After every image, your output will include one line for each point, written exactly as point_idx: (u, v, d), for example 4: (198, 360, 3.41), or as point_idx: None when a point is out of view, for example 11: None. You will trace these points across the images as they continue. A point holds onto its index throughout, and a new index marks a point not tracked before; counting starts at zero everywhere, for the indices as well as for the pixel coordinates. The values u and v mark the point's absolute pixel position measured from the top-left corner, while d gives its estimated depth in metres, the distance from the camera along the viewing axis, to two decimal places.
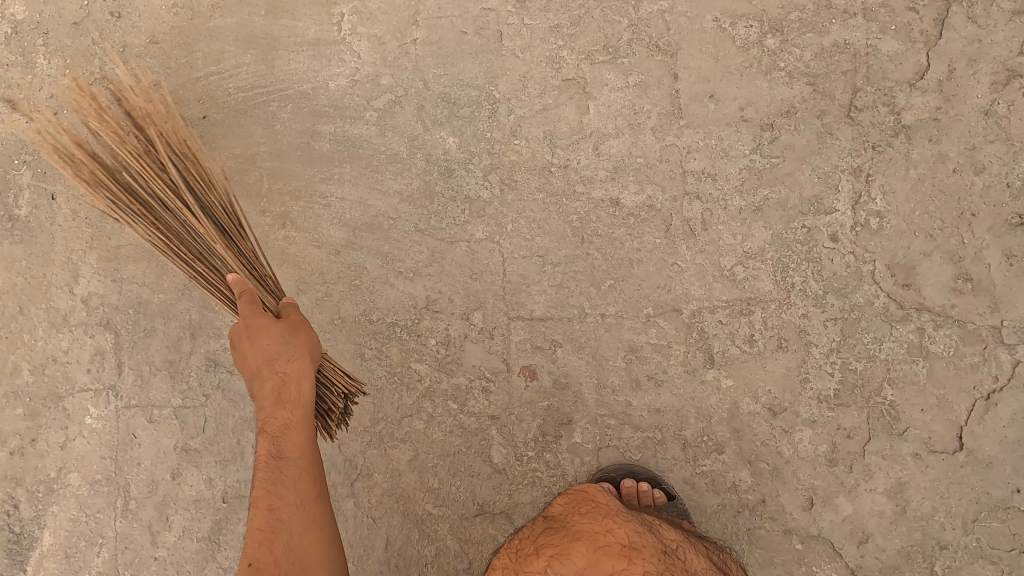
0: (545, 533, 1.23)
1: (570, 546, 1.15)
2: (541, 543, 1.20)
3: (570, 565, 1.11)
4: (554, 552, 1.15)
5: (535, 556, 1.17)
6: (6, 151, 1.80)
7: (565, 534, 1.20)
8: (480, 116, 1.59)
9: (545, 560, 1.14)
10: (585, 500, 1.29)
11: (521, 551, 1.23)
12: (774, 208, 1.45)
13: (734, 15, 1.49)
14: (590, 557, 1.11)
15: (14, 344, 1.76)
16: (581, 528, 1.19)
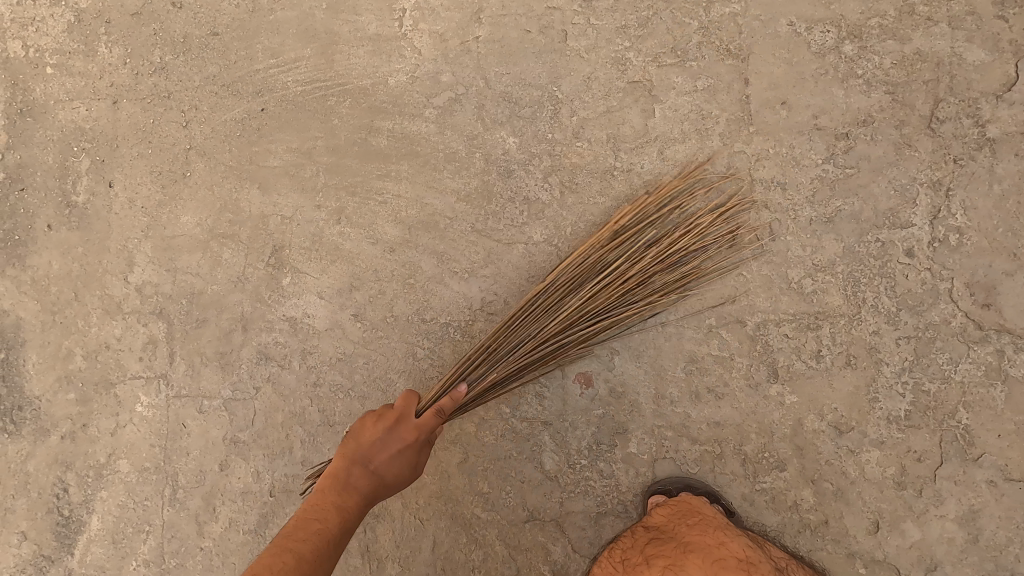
0: (652, 543, 1.24)
1: (683, 556, 1.16)
2: (649, 551, 1.22)
3: None
4: (666, 563, 1.16)
5: (644, 566, 1.19)
6: (67, 139, 1.82)
7: (675, 545, 1.20)
8: (542, 117, 1.57)
9: (657, 570, 1.15)
10: (691, 511, 1.28)
11: (627, 559, 1.25)
12: (847, 220, 1.40)
13: (810, 20, 1.45)
14: (707, 572, 1.11)
15: (68, 329, 1.78)
16: (691, 540, 1.19)
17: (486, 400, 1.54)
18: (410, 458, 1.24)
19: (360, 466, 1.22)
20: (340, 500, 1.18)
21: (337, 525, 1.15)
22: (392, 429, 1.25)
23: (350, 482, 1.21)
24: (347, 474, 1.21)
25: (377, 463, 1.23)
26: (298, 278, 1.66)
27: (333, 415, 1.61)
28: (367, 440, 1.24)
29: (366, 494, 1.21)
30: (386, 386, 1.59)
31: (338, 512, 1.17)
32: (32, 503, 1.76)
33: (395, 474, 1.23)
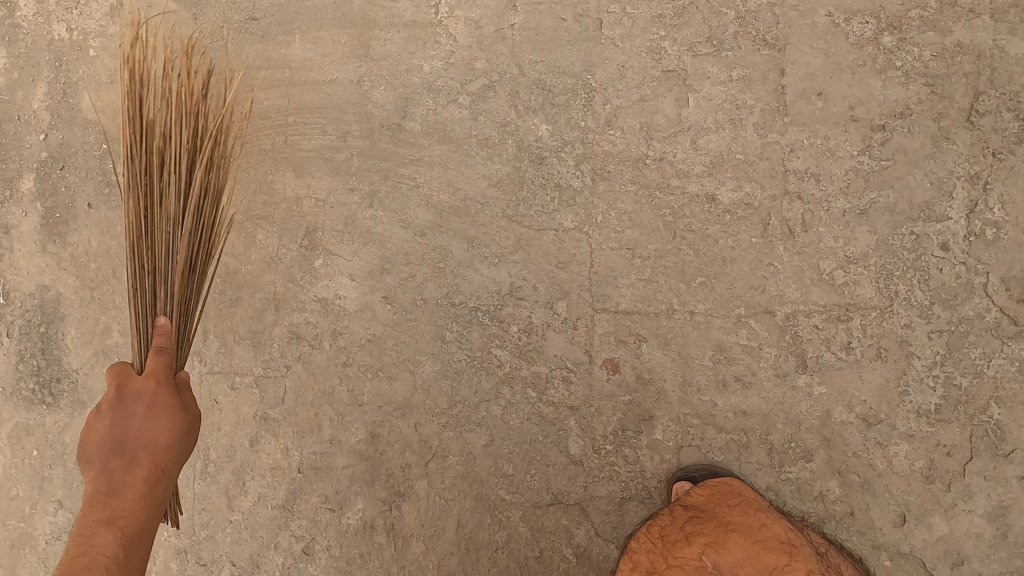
0: (694, 521, 1.34)
1: (724, 536, 1.31)
2: (691, 529, 1.33)
3: (729, 556, 1.29)
4: (707, 540, 1.31)
5: (687, 543, 1.32)
6: (108, 120, 1.87)
7: (716, 525, 1.33)
8: (575, 104, 1.58)
9: (700, 548, 1.31)
10: (731, 493, 1.36)
11: (666, 536, 1.35)
12: (881, 213, 1.41)
13: (849, 11, 1.45)
14: (748, 551, 1.28)
15: (107, 305, 1.84)
16: (732, 521, 1.32)
17: (513, 384, 1.55)
18: (167, 410, 1.22)
19: (124, 431, 1.20)
20: (111, 513, 1.13)
21: (116, 537, 1.11)
22: (122, 398, 1.22)
23: (117, 478, 1.17)
24: (120, 465, 1.17)
25: (131, 438, 1.19)
26: (331, 260, 1.69)
27: (361, 395, 1.64)
28: (104, 431, 1.19)
29: (141, 490, 1.18)
30: (414, 367, 1.61)
31: (115, 523, 1.12)
32: (69, 472, 1.82)
33: (162, 436, 1.20)
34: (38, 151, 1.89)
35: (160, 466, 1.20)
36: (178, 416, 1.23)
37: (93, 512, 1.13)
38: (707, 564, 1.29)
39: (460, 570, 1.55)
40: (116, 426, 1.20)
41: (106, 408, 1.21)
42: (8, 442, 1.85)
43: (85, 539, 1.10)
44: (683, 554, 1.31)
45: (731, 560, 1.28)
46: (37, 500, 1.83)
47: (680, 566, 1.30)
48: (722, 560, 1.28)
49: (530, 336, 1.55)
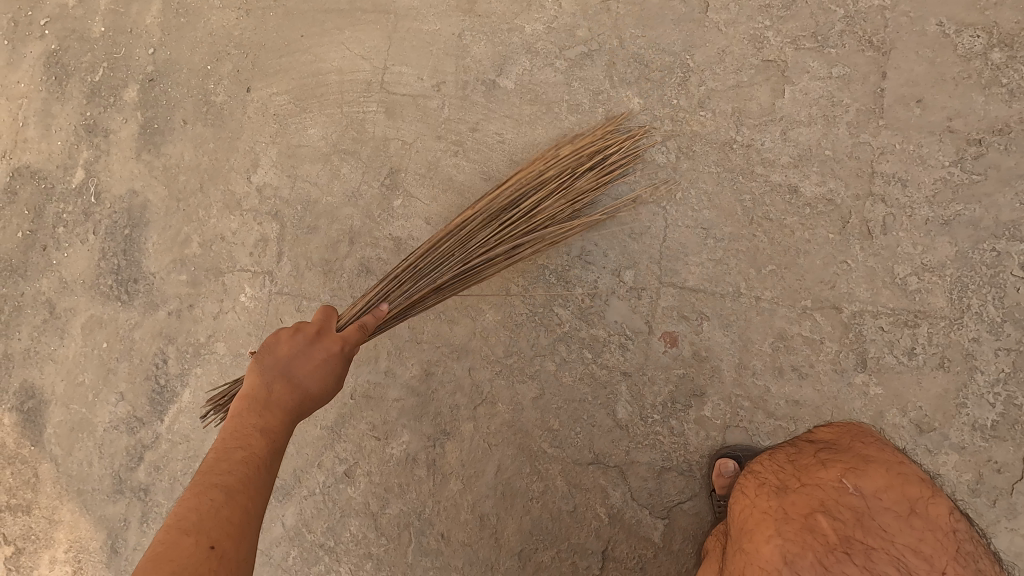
0: (826, 451, 1.32)
1: (864, 465, 1.24)
2: (825, 456, 1.30)
3: (868, 481, 1.19)
4: (846, 466, 1.25)
5: (822, 466, 1.27)
6: (215, 43, 1.94)
7: (852, 455, 1.28)
8: (671, 82, 1.60)
9: (837, 472, 1.24)
10: (861, 432, 1.36)
11: (796, 461, 1.33)
12: (964, 225, 1.42)
13: (961, 23, 1.46)
14: (889, 479, 1.19)
15: (189, 217, 1.92)
16: (868, 453, 1.28)
17: (571, 343, 1.60)
18: (340, 370, 1.26)
19: (280, 385, 1.20)
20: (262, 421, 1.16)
21: (263, 448, 1.12)
22: (316, 341, 1.26)
23: (273, 397, 1.19)
24: (268, 392, 1.19)
25: (303, 375, 1.21)
26: (409, 202, 1.74)
27: (421, 333, 1.69)
28: (286, 353, 1.22)
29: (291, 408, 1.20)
30: (475, 315, 1.66)
31: (267, 438, 1.14)
32: (133, 367, 1.92)
33: (324, 382, 1.23)
34: (144, 65, 1.98)
35: (267, 422, 1.16)
36: (345, 365, 1.28)
37: (248, 418, 1.15)
38: (846, 485, 1.20)
39: (493, 513, 1.61)
40: (263, 390, 1.19)
41: (299, 339, 1.25)
42: (81, 332, 1.96)
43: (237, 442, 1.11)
44: (818, 475, 1.25)
45: (872, 485, 1.18)
46: (100, 390, 1.93)
47: (816, 485, 1.23)
48: (863, 483, 1.19)
49: (594, 300, 1.59)
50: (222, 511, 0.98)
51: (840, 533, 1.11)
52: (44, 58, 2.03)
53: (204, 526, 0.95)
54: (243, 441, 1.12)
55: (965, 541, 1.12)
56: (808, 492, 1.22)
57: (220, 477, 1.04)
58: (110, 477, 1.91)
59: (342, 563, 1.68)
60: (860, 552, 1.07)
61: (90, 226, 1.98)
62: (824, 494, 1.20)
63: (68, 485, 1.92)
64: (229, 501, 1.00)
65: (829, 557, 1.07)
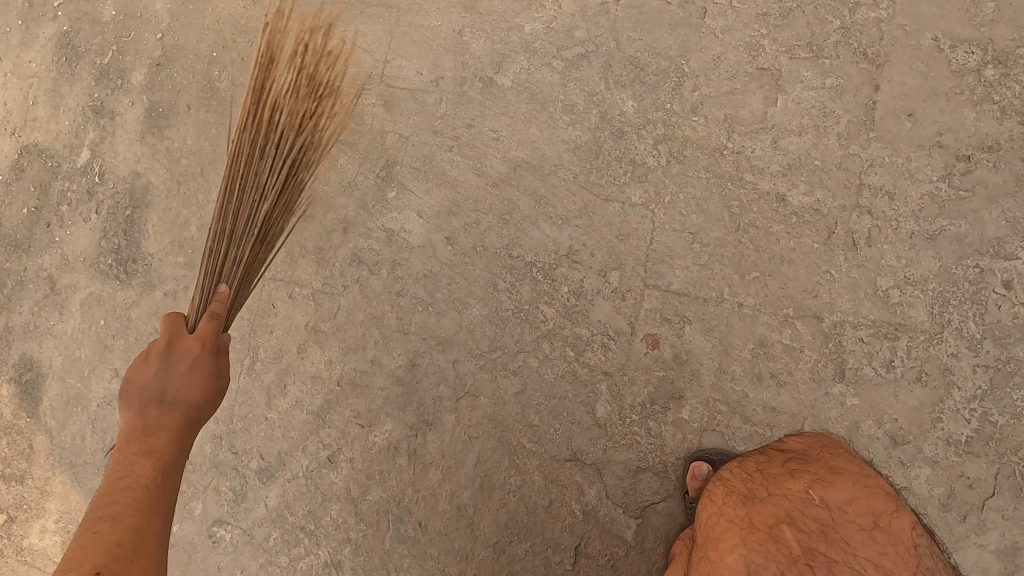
0: (796, 460, 1.37)
1: (833, 477, 1.33)
2: (794, 466, 1.36)
3: (835, 495, 1.30)
4: (815, 477, 1.33)
5: (790, 477, 1.34)
6: (221, 31, 1.98)
7: (821, 466, 1.35)
8: (665, 86, 1.62)
9: (805, 483, 1.32)
10: (829, 443, 1.41)
11: (766, 470, 1.37)
12: (949, 241, 1.42)
13: (956, 38, 1.46)
14: (854, 492, 1.31)
15: (190, 200, 1.96)
16: (838, 465, 1.35)
17: (554, 340, 1.62)
18: (205, 371, 1.30)
19: (154, 409, 1.24)
20: (149, 447, 1.19)
21: (146, 470, 1.16)
22: (168, 353, 1.29)
23: (152, 423, 1.23)
24: (143, 420, 1.23)
25: (168, 390, 1.25)
26: (403, 194, 1.77)
27: (408, 324, 1.72)
28: (141, 373, 1.27)
29: (172, 431, 1.24)
30: (462, 308, 1.68)
31: (147, 458, 1.18)
32: (129, 345, 1.97)
33: (200, 391, 1.27)
34: (152, 49, 2.02)
35: (151, 449, 1.19)
36: (214, 371, 1.32)
37: (132, 447, 1.19)
38: (814, 498, 1.30)
39: (471, 504, 1.63)
40: (140, 417, 1.23)
41: (150, 359, 1.28)
42: (80, 309, 2.00)
43: (122, 470, 1.15)
44: (787, 485, 1.33)
45: (838, 498, 1.30)
46: (95, 365, 1.98)
47: (784, 496, 1.32)
48: (829, 495, 1.30)
49: (578, 299, 1.61)
50: (106, 537, 1.03)
51: (805, 545, 1.23)
52: (56, 39, 2.07)
53: (90, 556, 0.99)
54: (126, 473, 1.15)
55: (925, 553, 1.26)
56: (775, 502, 1.31)
57: (108, 507, 1.08)
58: (102, 451, 1.95)
59: (321, 546, 1.72)
60: (821, 564, 1.21)
61: (93, 205, 2.03)
62: (792, 506, 1.30)
63: (61, 457, 1.97)
64: (114, 526, 1.05)
65: (792, 568, 1.21)
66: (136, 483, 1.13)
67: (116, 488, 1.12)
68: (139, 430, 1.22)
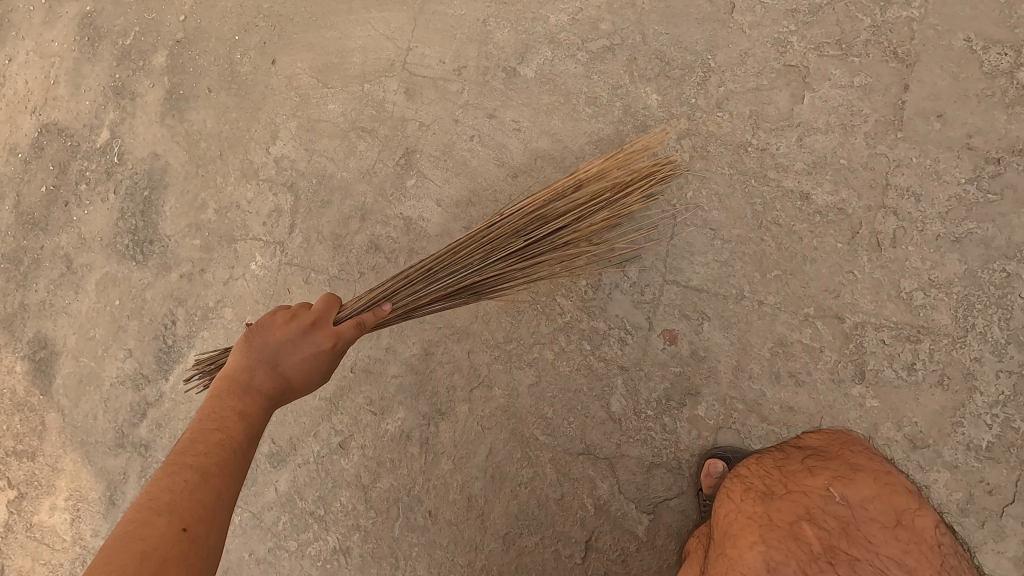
0: (813, 458, 1.29)
1: (852, 474, 1.20)
2: (812, 463, 1.27)
3: (856, 491, 1.14)
4: (834, 475, 1.20)
5: (808, 474, 1.23)
6: (244, 14, 1.97)
7: (841, 463, 1.25)
8: (691, 81, 1.60)
9: (825, 480, 1.20)
10: (852, 443, 1.33)
11: (783, 467, 1.30)
12: (975, 244, 1.40)
13: (989, 40, 1.44)
14: (875, 490, 1.14)
15: (207, 183, 1.96)
16: (856, 462, 1.23)
17: (571, 333, 1.61)
18: (330, 357, 1.30)
19: (261, 372, 1.24)
20: (242, 406, 1.20)
21: (242, 432, 1.15)
22: (310, 332, 1.29)
23: (253, 381, 1.23)
24: (249, 375, 1.23)
25: (286, 364, 1.26)
26: (422, 182, 1.76)
27: (424, 313, 1.71)
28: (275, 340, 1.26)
29: (270, 394, 1.24)
30: (478, 299, 1.68)
31: (240, 418, 1.18)
32: (143, 326, 1.97)
33: (302, 376, 1.27)
34: (175, 31, 2.02)
35: (246, 412, 1.20)
36: (330, 365, 1.31)
37: (226, 399, 1.20)
38: (832, 493, 1.16)
39: (481, 495, 1.63)
40: (247, 372, 1.24)
41: (291, 326, 1.28)
42: (96, 288, 2.01)
43: (217, 422, 1.15)
44: (804, 482, 1.21)
45: (860, 494, 1.14)
46: (109, 346, 1.98)
47: (802, 492, 1.19)
48: (850, 492, 1.14)
49: (596, 292, 1.60)
50: (195, 492, 1.03)
51: (825, 542, 1.06)
52: (79, 19, 2.08)
53: (176, 507, 0.99)
54: (223, 425, 1.15)
55: (952, 557, 1.06)
56: (794, 498, 1.18)
57: (196, 459, 1.07)
58: (114, 431, 1.95)
59: (330, 532, 1.71)
60: (845, 562, 1.02)
61: (111, 185, 2.03)
62: (810, 502, 1.16)
63: (73, 435, 1.97)
64: (203, 485, 1.04)
65: (814, 566, 1.02)
66: (227, 439, 1.13)
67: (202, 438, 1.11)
68: (237, 380, 1.22)
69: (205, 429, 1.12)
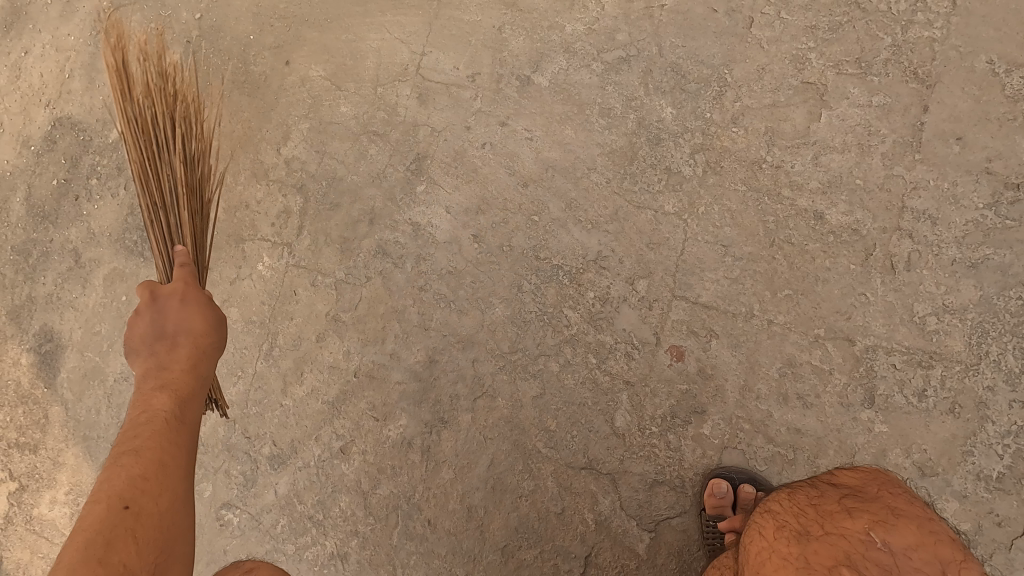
0: (852, 498, 1.16)
1: (894, 518, 1.06)
2: (850, 503, 1.14)
3: (898, 538, 1.02)
4: (874, 518, 1.07)
5: (847, 515, 1.10)
6: (259, 14, 1.97)
7: (882, 506, 1.11)
8: (706, 95, 1.59)
9: (865, 523, 1.06)
10: (891, 483, 1.21)
11: (819, 505, 1.16)
12: (992, 270, 1.38)
13: (1011, 63, 1.42)
14: (920, 537, 1.02)
15: (217, 182, 1.96)
16: (896, 505, 1.11)
17: (577, 346, 1.59)
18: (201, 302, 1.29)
19: (194, 356, 1.22)
20: (162, 382, 1.17)
21: (163, 404, 1.14)
22: (162, 299, 1.28)
23: (168, 360, 1.21)
24: (164, 357, 1.21)
25: (172, 329, 1.24)
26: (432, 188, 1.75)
27: (430, 320, 1.70)
28: (143, 326, 1.24)
29: (188, 363, 1.22)
30: (485, 308, 1.67)
31: (165, 392, 1.16)
32: None
33: (198, 319, 1.26)
34: (190, 29, 2.02)
35: (182, 392, 1.17)
36: (215, 311, 1.31)
37: (145, 386, 1.16)
38: (874, 539, 1.02)
39: (481, 506, 1.61)
40: (150, 357, 1.21)
41: (157, 309, 1.25)
42: (103, 283, 2.01)
43: (144, 407, 1.14)
44: (843, 524, 1.07)
45: (902, 542, 1.01)
46: (114, 341, 1.98)
47: (840, 535, 1.05)
48: (892, 538, 1.01)
49: (604, 306, 1.59)
50: (133, 470, 1.02)
51: None
52: (95, 14, 2.08)
53: (113, 489, 0.99)
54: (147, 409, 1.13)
55: None
56: (831, 541, 1.05)
57: (129, 441, 1.08)
58: (116, 426, 1.96)
59: (328, 537, 1.71)
60: None
61: (122, 181, 2.03)
62: (851, 548, 1.02)
63: (75, 429, 1.98)
64: (137, 459, 1.04)
65: None
66: (149, 418, 1.11)
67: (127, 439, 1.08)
68: (151, 367, 1.19)
69: (132, 417, 1.11)
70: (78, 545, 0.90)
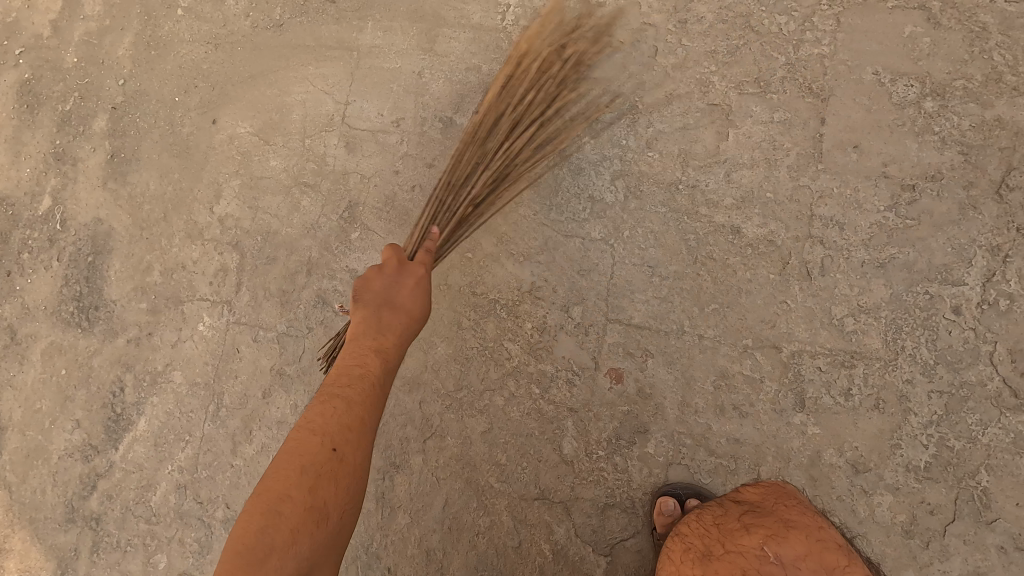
0: (751, 514, 1.21)
1: (786, 531, 1.11)
2: (750, 520, 1.19)
3: (788, 548, 1.06)
4: (768, 532, 1.12)
5: (745, 532, 1.15)
6: (183, 75, 1.98)
7: (775, 519, 1.16)
8: (621, 123, 1.64)
9: (760, 538, 1.11)
10: (786, 494, 1.28)
11: (721, 524, 1.22)
12: (899, 269, 1.45)
13: (896, 73, 1.51)
14: (809, 546, 1.07)
15: (152, 245, 1.94)
16: (791, 516, 1.17)
17: (519, 377, 1.61)
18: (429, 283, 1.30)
19: (386, 313, 1.22)
20: (377, 343, 1.18)
21: (377, 364, 1.15)
22: (403, 268, 1.30)
23: (384, 326, 1.20)
24: (379, 319, 1.20)
25: (400, 301, 1.24)
26: (366, 234, 1.78)
27: None
28: (379, 286, 1.25)
29: (402, 331, 1.21)
30: (427, 347, 1.68)
31: (379, 353, 1.17)
32: (91, 394, 1.92)
33: (422, 305, 1.26)
34: (115, 95, 2.02)
35: (384, 346, 1.18)
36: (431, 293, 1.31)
37: (364, 339, 1.19)
38: (767, 553, 1.07)
39: (439, 547, 1.61)
40: (376, 321, 1.20)
41: (385, 274, 1.28)
42: (41, 359, 1.97)
43: (355, 360, 1.15)
44: (741, 541, 1.13)
45: (792, 552, 1.06)
46: (57, 417, 1.93)
47: (739, 552, 1.10)
48: (784, 550, 1.06)
49: (542, 335, 1.62)
50: (339, 414, 1.06)
51: None
52: (17, 87, 2.07)
53: (312, 439, 1.03)
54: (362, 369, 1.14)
55: None
56: (731, 560, 1.10)
57: (345, 391, 1.10)
58: (63, 505, 1.89)
59: None
60: None
61: (55, 253, 2.00)
62: (746, 564, 1.07)
63: (21, 513, 1.91)
64: (346, 410, 1.07)
65: None
66: (348, 370, 1.14)
67: (326, 406, 1.08)
68: (372, 328, 1.19)
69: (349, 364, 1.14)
70: (279, 496, 0.95)
